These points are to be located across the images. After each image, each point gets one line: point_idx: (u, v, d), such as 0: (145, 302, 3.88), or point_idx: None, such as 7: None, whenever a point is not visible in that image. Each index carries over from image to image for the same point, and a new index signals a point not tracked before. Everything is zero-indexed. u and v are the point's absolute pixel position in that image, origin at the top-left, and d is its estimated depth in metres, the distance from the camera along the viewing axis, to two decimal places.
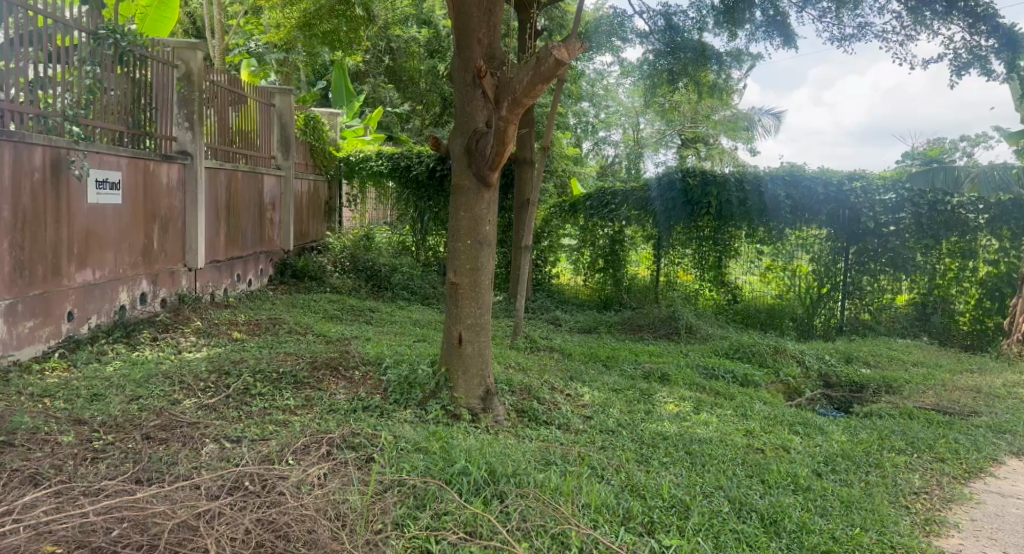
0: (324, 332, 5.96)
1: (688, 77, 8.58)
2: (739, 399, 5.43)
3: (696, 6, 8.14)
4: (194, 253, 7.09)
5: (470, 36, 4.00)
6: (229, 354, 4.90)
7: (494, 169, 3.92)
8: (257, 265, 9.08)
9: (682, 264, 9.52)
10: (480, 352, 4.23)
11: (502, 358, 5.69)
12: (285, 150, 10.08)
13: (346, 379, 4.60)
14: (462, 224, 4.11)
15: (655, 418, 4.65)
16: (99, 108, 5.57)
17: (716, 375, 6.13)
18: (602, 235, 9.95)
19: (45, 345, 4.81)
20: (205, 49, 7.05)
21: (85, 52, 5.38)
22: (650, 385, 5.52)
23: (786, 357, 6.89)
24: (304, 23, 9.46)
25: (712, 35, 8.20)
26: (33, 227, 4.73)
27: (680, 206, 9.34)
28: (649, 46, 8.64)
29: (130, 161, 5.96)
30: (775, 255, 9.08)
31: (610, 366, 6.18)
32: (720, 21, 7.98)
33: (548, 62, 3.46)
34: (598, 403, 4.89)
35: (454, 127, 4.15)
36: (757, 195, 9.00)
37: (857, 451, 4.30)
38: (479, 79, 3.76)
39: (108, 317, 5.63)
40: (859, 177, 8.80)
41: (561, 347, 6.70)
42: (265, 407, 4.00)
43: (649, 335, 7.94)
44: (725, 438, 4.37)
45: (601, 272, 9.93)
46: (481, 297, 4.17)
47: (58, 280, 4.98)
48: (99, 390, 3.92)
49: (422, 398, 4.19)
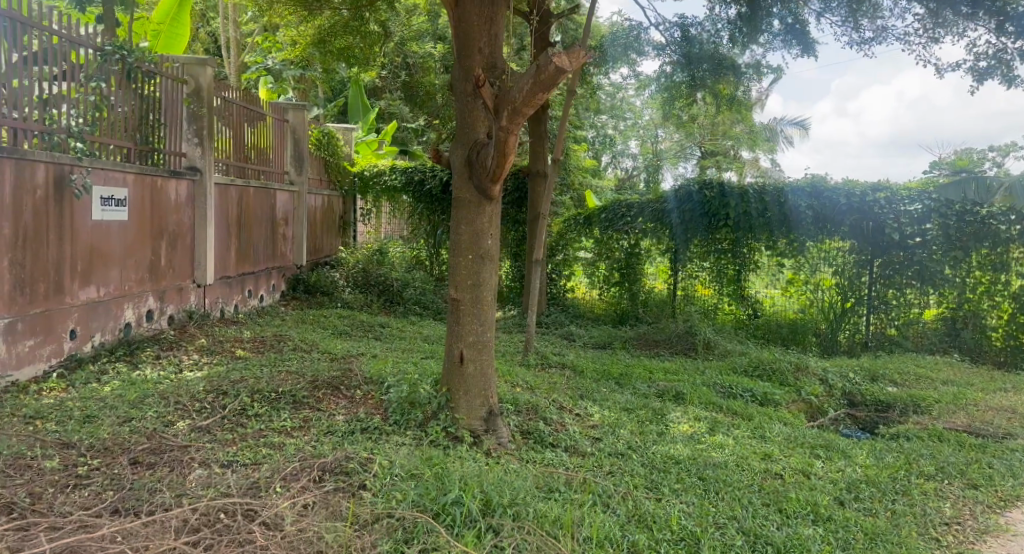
0: (329, 349, 5.84)
1: (705, 89, 8.40)
2: (757, 419, 5.19)
3: (713, 17, 7.97)
4: (203, 269, 7.05)
5: (471, 46, 3.88)
6: (230, 372, 4.80)
7: (495, 181, 3.78)
8: (269, 280, 9.03)
9: (700, 278, 9.29)
10: (482, 371, 4.07)
11: (510, 375, 5.53)
12: (298, 165, 10.07)
13: (347, 398, 4.47)
14: (463, 239, 3.97)
15: (667, 440, 4.44)
16: (106, 125, 5.55)
17: (734, 394, 5.90)
18: (618, 249, 9.81)
19: (45, 364, 4.75)
20: (215, 64, 7.04)
21: (93, 69, 5.37)
22: (663, 404, 5.31)
23: (809, 375, 6.63)
24: (319, 39, 9.47)
25: (729, 46, 8.02)
26: (35, 244, 4.68)
27: (697, 218, 9.12)
28: (666, 57, 8.49)
29: (136, 177, 5.93)
30: (797, 268, 8.81)
31: (623, 384, 5.98)
32: (738, 31, 7.79)
33: (549, 69, 3.33)
34: (608, 424, 4.69)
35: (455, 139, 4.03)
36: (778, 206, 8.75)
37: (883, 477, 4.04)
38: (479, 89, 3.64)
39: (113, 335, 5.57)
40: (883, 188, 8.51)
41: (573, 364, 6.52)
42: (260, 429, 3.88)
43: (666, 351, 7.73)
44: (742, 462, 4.14)
45: (617, 286, 9.78)
46: (483, 314, 4.02)
47: (60, 297, 4.93)
48: (93, 412, 3.84)
49: (423, 419, 4.05)
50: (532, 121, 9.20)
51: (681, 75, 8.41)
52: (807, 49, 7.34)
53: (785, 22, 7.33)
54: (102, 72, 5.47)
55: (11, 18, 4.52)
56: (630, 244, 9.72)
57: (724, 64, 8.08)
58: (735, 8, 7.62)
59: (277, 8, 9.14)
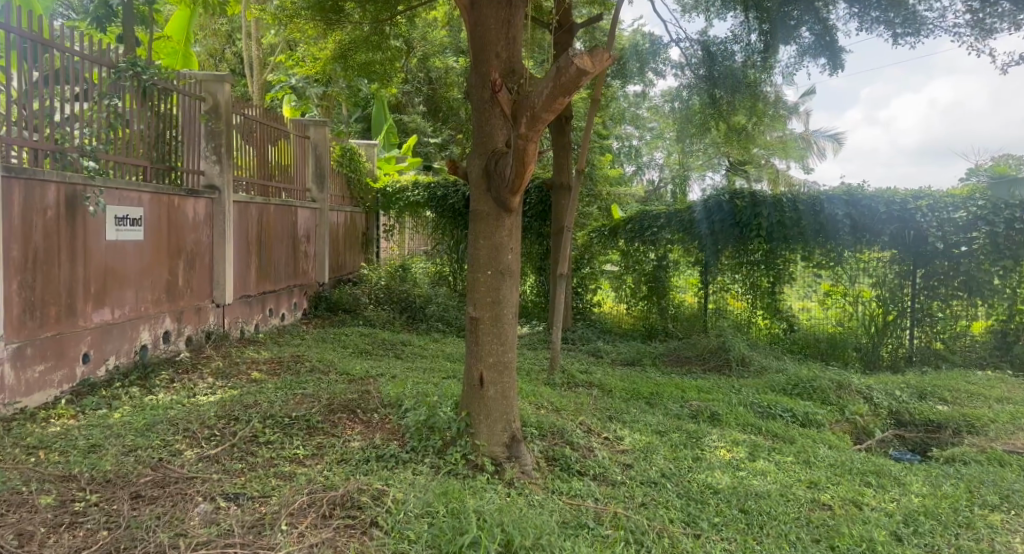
0: (347, 370, 5.64)
1: (730, 105, 8.19)
2: (800, 442, 4.87)
3: (736, 34, 7.81)
4: (221, 288, 6.93)
5: (487, 50, 3.67)
6: (243, 396, 4.62)
7: (514, 193, 3.56)
8: (290, 298, 8.91)
9: (732, 290, 8.96)
10: (503, 394, 3.82)
11: (535, 396, 5.27)
12: (320, 182, 9.98)
13: (364, 423, 4.25)
14: (481, 253, 3.75)
15: (705, 467, 4.15)
16: (120, 143, 5.46)
17: (773, 414, 5.56)
18: (646, 262, 9.54)
19: (57, 390, 4.63)
20: (233, 81, 6.95)
21: (106, 87, 5.30)
22: (698, 426, 5.01)
23: (851, 393, 6.28)
24: (340, 54, 9.36)
25: (749, 65, 7.86)
26: (46, 266, 4.58)
27: (727, 229, 8.80)
28: (684, 79, 8.52)
29: (152, 196, 5.84)
30: (835, 279, 8.42)
31: (653, 404, 5.67)
32: (761, 50, 7.62)
33: (569, 72, 3.10)
34: (639, 448, 4.41)
35: (472, 148, 3.82)
36: (813, 215, 8.38)
37: (943, 508, 3.70)
38: (495, 95, 3.41)
39: (128, 358, 5.45)
40: (924, 195, 8.09)
41: (601, 383, 6.24)
42: (271, 457, 3.68)
43: (698, 368, 7.40)
44: (786, 491, 3.83)
45: (645, 300, 9.50)
46: (504, 333, 3.78)
47: (73, 320, 4.82)
48: (99, 440, 3.67)
49: (441, 445, 3.83)
50: (555, 132, 9.00)
51: (699, 93, 8.36)
52: (835, 64, 7.03)
53: (812, 36, 7.07)
54: (117, 89, 5.41)
55: (31, 39, 4.53)
56: (658, 256, 9.44)
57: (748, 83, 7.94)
58: (757, 28, 7.47)
59: (299, 24, 9.08)
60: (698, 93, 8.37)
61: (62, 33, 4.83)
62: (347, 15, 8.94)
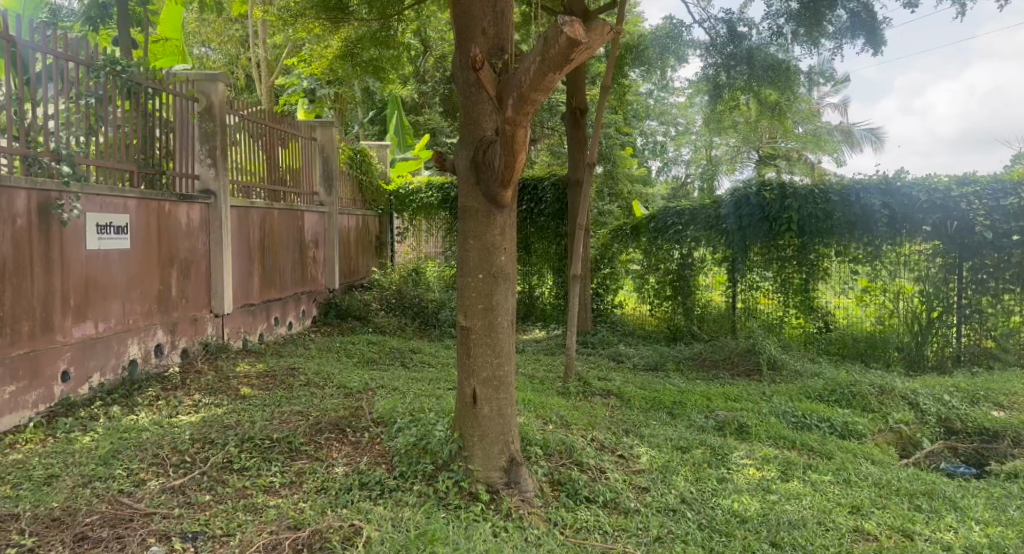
0: (344, 382, 5.27)
1: (757, 86, 7.66)
2: (839, 458, 4.37)
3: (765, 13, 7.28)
4: (220, 297, 6.64)
5: (472, 27, 3.26)
6: (226, 416, 4.27)
7: (505, 185, 3.16)
8: (298, 306, 8.60)
9: (762, 288, 8.44)
10: (499, 412, 3.40)
11: (545, 409, 4.84)
12: (328, 185, 9.67)
13: (352, 444, 3.87)
14: (471, 254, 3.33)
15: (730, 490, 3.68)
16: (102, 147, 5.18)
17: (809, 425, 5.06)
18: (669, 261, 9.07)
19: (31, 412, 4.33)
20: (228, 80, 6.69)
21: (83, 87, 5.02)
22: (724, 441, 4.53)
23: (895, 398, 5.73)
24: (346, 52, 9.02)
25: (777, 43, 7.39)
26: (16, 278, 4.28)
27: (756, 224, 8.29)
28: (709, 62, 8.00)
29: (139, 202, 5.54)
30: (873, 275, 7.84)
31: (676, 415, 5.21)
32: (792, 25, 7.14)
33: (557, 44, 2.68)
34: (657, 468, 3.96)
35: (459, 139, 3.42)
36: (845, 206, 7.83)
37: (1011, 538, 3.18)
38: (477, 74, 3.00)
39: (115, 374, 5.16)
40: (970, 181, 7.43)
41: (620, 391, 5.79)
42: (244, 487, 3.32)
43: (726, 373, 6.89)
44: (824, 519, 3.35)
45: (669, 300, 9.03)
46: (499, 344, 3.36)
47: (49, 336, 4.52)
48: (57, 470, 3.34)
49: (432, 470, 3.44)
50: (569, 126, 8.56)
51: (726, 75, 7.77)
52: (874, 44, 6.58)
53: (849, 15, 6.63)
54: (93, 88, 5.12)
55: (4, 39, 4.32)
56: (682, 254, 8.95)
57: (773, 70, 7.42)
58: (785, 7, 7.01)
59: (300, 23, 8.64)
60: (727, 73, 7.76)
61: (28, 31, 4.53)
62: (352, 12, 8.56)
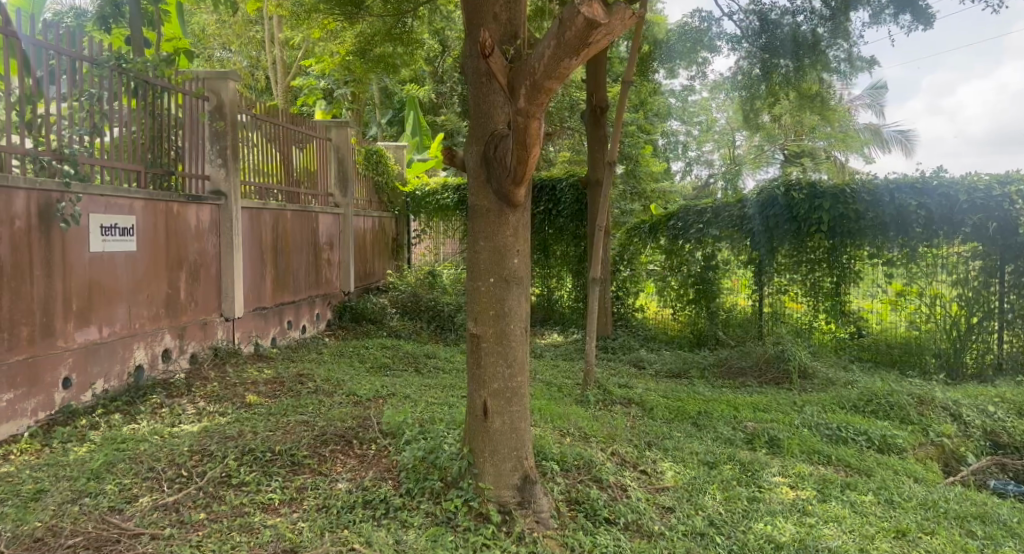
0: (353, 390, 5.06)
1: (786, 80, 7.38)
2: (879, 476, 4.06)
3: (792, 9, 7.09)
4: (230, 300, 6.49)
5: (483, 12, 3.03)
6: (229, 426, 4.08)
7: (517, 182, 2.93)
8: (312, 309, 8.44)
9: (789, 291, 8.11)
10: (512, 427, 3.16)
11: (562, 419, 4.58)
12: (343, 185, 9.49)
13: (357, 458, 3.66)
14: (482, 256, 3.10)
15: (763, 512, 3.41)
16: (110, 148, 5.06)
17: (844, 438, 4.75)
18: (693, 263, 8.77)
19: (29, 420, 4.19)
20: (239, 78, 6.53)
21: (86, 83, 4.87)
22: (755, 456, 4.24)
23: (936, 409, 5.38)
24: (360, 48, 8.84)
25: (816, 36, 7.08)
26: (14, 281, 4.13)
27: (783, 225, 7.95)
28: (741, 53, 7.62)
29: (146, 203, 5.39)
30: (908, 278, 7.46)
31: (701, 426, 4.93)
32: (831, 16, 6.88)
33: (575, 26, 2.45)
34: (684, 487, 3.70)
35: (469, 133, 3.19)
36: (878, 207, 7.47)
37: None
38: (486, 61, 2.76)
39: (120, 381, 5.00)
40: (1013, 179, 7.00)
41: (641, 400, 5.52)
42: (241, 504, 3.11)
43: (753, 381, 6.59)
44: (867, 545, 3.07)
45: (693, 303, 8.74)
46: (511, 353, 3.13)
47: (49, 341, 4.37)
48: (46, 484, 3.14)
49: (441, 488, 3.22)
50: (589, 125, 8.31)
51: (760, 69, 7.47)
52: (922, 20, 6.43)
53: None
54: (97, 86, 4.98)
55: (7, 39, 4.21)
56: (705, 256, 8.64)
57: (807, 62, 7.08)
58: None
59: (316, 18, 8.46)
60: (760, 68, 7.47)
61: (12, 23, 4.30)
62: (369, 6, 8.33)
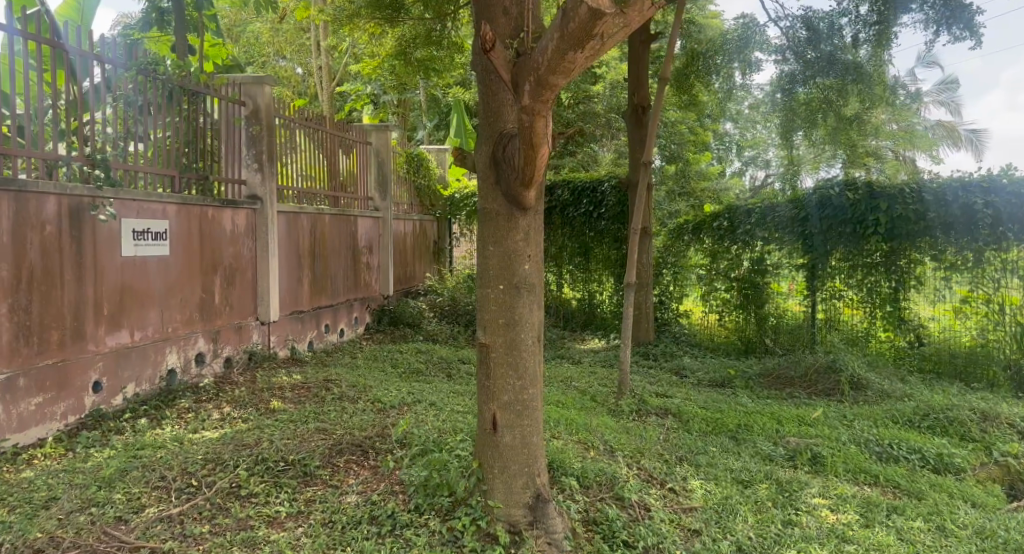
0: (378, 397, 4.98)
1: (838, 80, 7.04)
2: (932, 500, 3.72)
3: (836, 12, 6.97)
4: (266, 304, 6.53)
5: (492, 5, 2.89)
6: (248, 433, 4.04)
7: (526, 184, 2.77)
8: (350, 312, 8.44)
9: (846, 297, 7.63)
10: (524, 441, 3.00)
11: (588, 431, 4.38)
12: (383, 189, 9.45)
13: (370, 470, 3.55)
14: (491, 262, 2.95)
15: (800, 539, 3.15)
16: (144, 155, 5.14)
17: (895, 457, 4.40)
18: (741, 266, 8.41)
19: (60, 424, 4.27)
20: (275, 82, 6.55)
21: (119, 89, 4.94)
22: (794, 474, 3.96)
23: (1000, 426, 4.98)
24: (400, 50, 8.76)
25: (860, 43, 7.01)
26: (44, 286, 4.20)
27: (840, 225, 7.50)
28: (785, 63, 7.47)
29: (180, 208, 5.45)
30: (975, 283, 6.96)
31: (740, 441, 4.66)
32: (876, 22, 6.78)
33: (579, 15, 2.29)
34: (714, 507, 3.46)
35: (479, 133, 3.05)
36: (939, 207, 6.98)
37: None
38: (490, 55, 2.61)
39: (152, 384, 5.06)
40: None
41: (678, 410, 5.25)
42: (247, 517, 3.03)
43: (802, 391, 6.22)
44: None
45: (740, 309, 8.38)
46: (521, 364, 2.96)
47: (80, 344, 4.44)
48: (57, 492, 3.15)
49: (450, 505, 3.08)
50: (631, 125, 8.07)
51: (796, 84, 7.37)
52: (969, 30, 6.31)
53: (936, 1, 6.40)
54: (132, 92, 5.05)
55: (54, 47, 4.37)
56: (753, 260, 8.28)
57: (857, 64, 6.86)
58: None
59: (358, 23, 8.48)
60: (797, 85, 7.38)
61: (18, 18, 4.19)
62: (408, 9, 8.27)
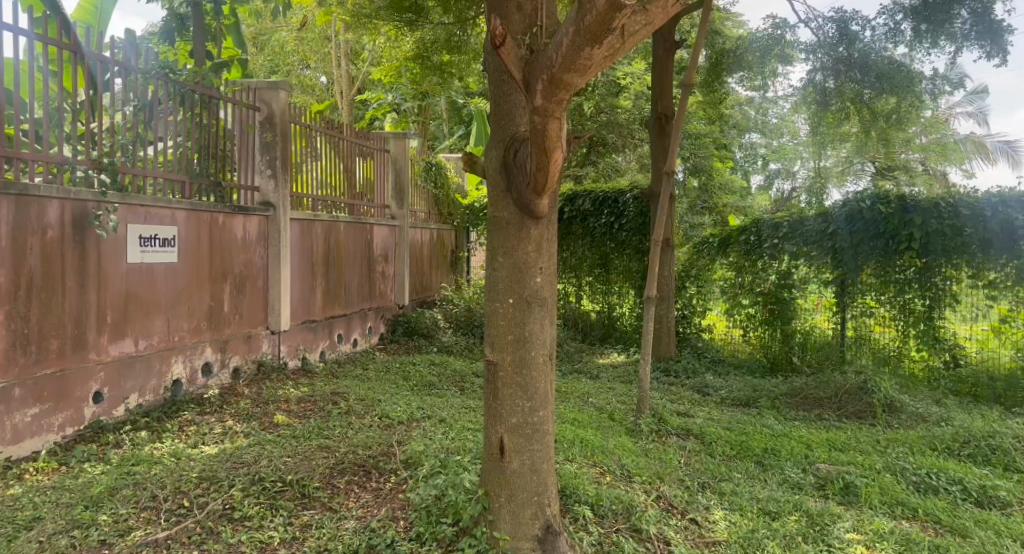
0: (386, 412, 4.79)
1: (874, 85, 6.79)
2: (977, 539, 3.43)
3: (886, 10, 6.59)
4: (277, 313, 6.39)
5: (505, 1, 2.71)
6: (247, 450, 3.87)
7: (538, 192, 2.58)
8: (364, 322, 8.29)
9: (877, 314, 7.30)
10: (533, 468, 2.79)
11: (603, 454, 4.12)
12: (400, 197, 9.28)
13: (372, 492, 3.36)
14: (501, 274, 2.75)
15: None
16: (153, 158, 5.02)
17: (935, 489, 4.10)
18: (767, 280, 8.09)
19: (57, 435, 4.15)
20: (290, 87, 6.43)
21: (128, 92, 4.84)
22: (827, 506, 3.69)
23: None
24: (419, 54, 8.55)
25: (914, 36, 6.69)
26: (44, 292, 4.09)
27: (871, 239, 7.19)
28: (814, 63, 7.15)
29: (189, 214, 5.33)
30: (1016, 302, 6.68)
31: (767, 467, 4.39)
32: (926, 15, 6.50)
33: (595, 9, 2.10)
34: (740, 542, 3.21)
35: (491, 137, 2.86)
36: (978, 224, 6.68)
37: None
38: (499, 53, 2.42)
39: (156, 395, 4.93)
40: None
41: (701, 431, 4.99)
42: (239, 543, 2.86)
43: (832, 414, 5.92)
44: None
45: (766, 325, 8.07)
46: (532, 384, 2.75)
47: (81, 354, 4.32)
48: (42, 511, 3.00)
49: (453, 534, 2.88)
50: (654, 134, 7.84)
51: (834, 81, 7.06)
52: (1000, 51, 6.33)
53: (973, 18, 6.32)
54: (142, 94, 4.95)
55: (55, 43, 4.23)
56: (780, 274, 7.96)
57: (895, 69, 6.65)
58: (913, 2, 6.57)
59: (376, 25, 8.26)
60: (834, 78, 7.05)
61: (28, 19, 4.10)
62: (427, 12, 8.07)
